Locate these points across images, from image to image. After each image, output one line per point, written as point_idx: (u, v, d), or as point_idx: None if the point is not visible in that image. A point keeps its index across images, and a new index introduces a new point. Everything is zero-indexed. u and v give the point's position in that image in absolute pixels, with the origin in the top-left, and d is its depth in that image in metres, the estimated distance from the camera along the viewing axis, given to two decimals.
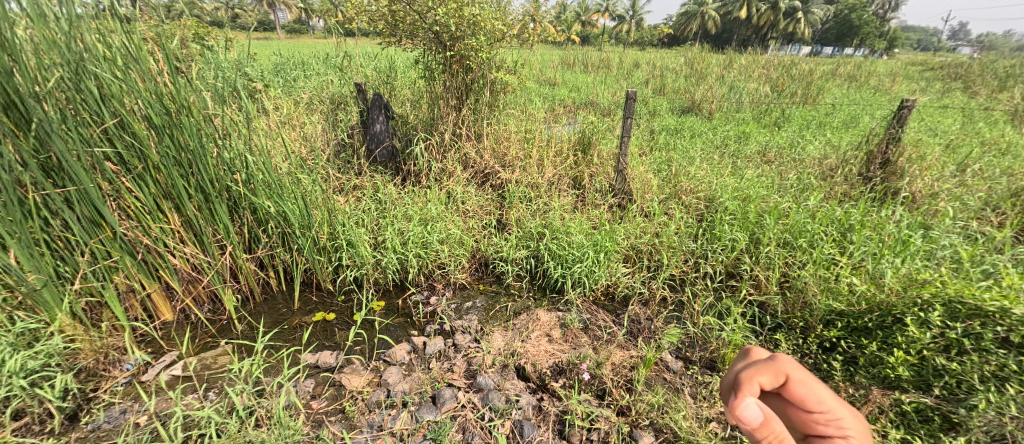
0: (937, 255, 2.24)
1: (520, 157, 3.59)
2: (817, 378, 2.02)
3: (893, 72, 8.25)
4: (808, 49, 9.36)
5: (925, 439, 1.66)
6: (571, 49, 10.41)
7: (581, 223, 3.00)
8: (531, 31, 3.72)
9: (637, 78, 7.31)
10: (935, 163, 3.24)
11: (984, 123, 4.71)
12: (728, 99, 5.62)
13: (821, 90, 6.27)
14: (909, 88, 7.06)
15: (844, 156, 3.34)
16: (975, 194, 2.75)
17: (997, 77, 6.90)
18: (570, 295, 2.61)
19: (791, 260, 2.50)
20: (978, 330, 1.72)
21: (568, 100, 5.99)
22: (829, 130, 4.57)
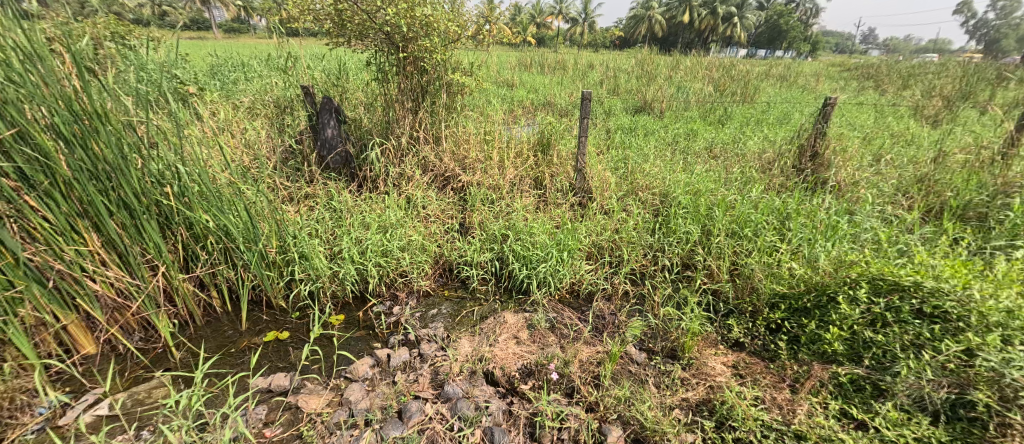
0: (862, 238, 2.48)
1: (481, 159, 3.58)
2: (765, 358, 2.17)
3: (817, 73, 9.08)
4: (744, 52, 10.10)
5: (859, 407, 1.82)
6: (529, 49, 10.56)
7: (544, 223, 3.03)
8: (486, 33, 3.73)
9: (591, 79, 7.55)
10: (856, 154, 3.60)
11: (892, 118, 5.29)
12: (677, 98, 5.94)
13: (757, 89, 6.79)
14: (831, 87, 7.82)
15: (780, 150, 3.62)
16: (889, 181, 3.09)
17: (901, 77, 7.78)
18: (536, 295, 2.64)
19: (739, 249, 2.68)
20: (898, 303, 1.92)
21: (526, 102, 6.09)
22: (765, 126, 4.95)
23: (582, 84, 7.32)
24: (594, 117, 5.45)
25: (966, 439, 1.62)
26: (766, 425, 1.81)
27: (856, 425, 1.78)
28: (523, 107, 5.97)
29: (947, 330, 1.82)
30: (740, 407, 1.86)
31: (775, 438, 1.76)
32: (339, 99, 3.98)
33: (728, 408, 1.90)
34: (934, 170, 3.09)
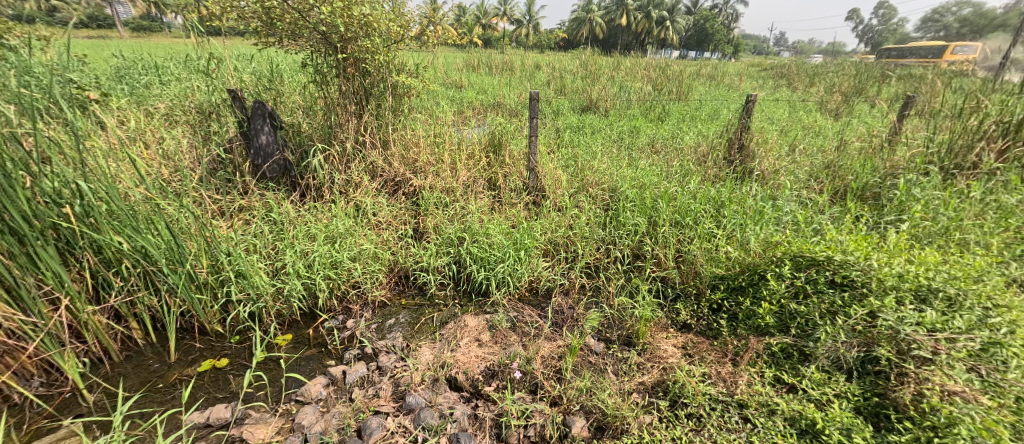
0: (785, 221, 2.77)
1: (432, 162, 3.51)
2: (709, 336, 2.35)
3: (741, 72, 9.92)
4: (677, 54, 10.81)
5: (789, 372, 2.03)
6: (476, 51, 10.56)
7: (500, 223, 3.05)
8: (430, 34, 3.67)
9: (538, 79, 7.70)
10: (776, 145, 4.00)
11: (802, 113, 5.94)
12: (619, 97, 6.23)
13: (691, 87, 7.30)
14: (752, 85, 8.61)
15: (712, 144, 3.93)
16: (803, 169, 3.47)
17: (808, 76, 8.74)
18: (496, 296, 2.65)
19: (682, 237, 2.87)
20: (815, 276, 2.17)
21: (476, 103, 6.07)
22: (699, 122, 5.35)
23: (529, 85, 7.45)
24: (542, 117, 5.56)
25: (874, 390, 1.87)
26: (714, 398, 1.97)
27: (788, 388, 1.98)
28: (472, 109, 5.95)
29: (854, 296, 2.07)
30: (690, 385, 2.00)
31: (721, 409, 1.92)
32: (273, 103, 3.71)
33: (680, 386, 2.04)
34: (839, 158, 3.51)
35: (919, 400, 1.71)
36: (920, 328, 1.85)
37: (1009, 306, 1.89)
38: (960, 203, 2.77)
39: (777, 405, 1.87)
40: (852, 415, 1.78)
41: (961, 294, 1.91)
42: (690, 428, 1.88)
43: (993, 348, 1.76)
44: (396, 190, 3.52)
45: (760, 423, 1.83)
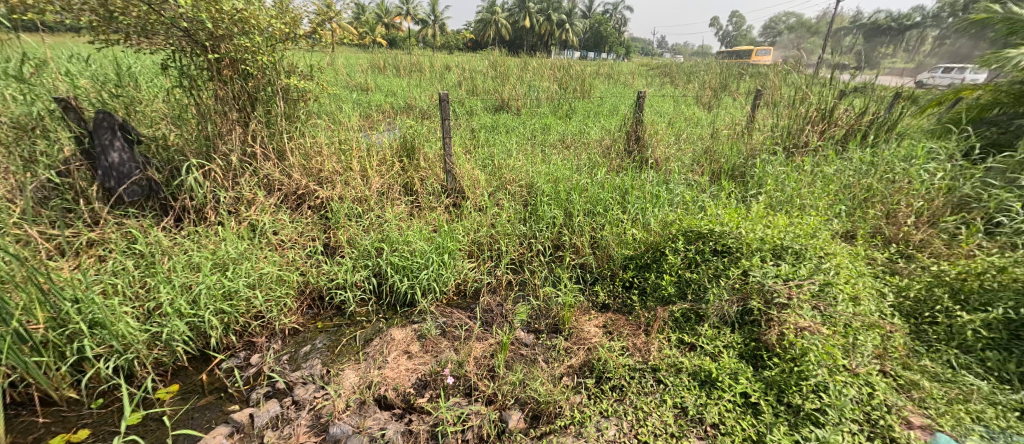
0: (678, 201, 3.16)
1: (339, 171, 3.27)
2: (625, 311, 2.58)
3: (634, 71, 10.88)
4: (580, 55, 11.46)
5: (689, 333, 2.32)
6: (380, 52, 10.05)
7: (420, 229, 2.97)
8: (323, 32, 3.38)
9: (447, 80, 7.61)
10: (664, 135, 4.53)
11: (682, 106, 6.76)
12: (529, 96, 6.43)
13: (592, 84, 7.83)
14: (642, 83, 9.52)
15: (614, 137, 4.29)
16: (687, 155, 4.00)
17: (686, 74, 9.94)
18: (422, 304, 2.58)
19: (595, 225, 3.08)
20: (702, 247, 2.53)
21: (385, 106, 5.79)
22: (600, 117, 5.80)
23: (437, 86, 7.30)
24: (456, 118, 5.50)
25: (751, 336, 2.22)
26: (633, 368, 2.18)
27: (689, 347, 2.27)
28: (381, 113, 5.65)
29: (732, 260, 2.45)
30: (611, 360, 2.18)
31: (639, 376, 2.13)
32: (125, 113, 3.10)
33: (603, 362, 2.21)
34: (713, 144, 4.11)
35: (782, 339, 2.09)
36: (777, 279, 2.26)
37: (834, 253, 2.41)
38: (799, 175, 3.44)
39: (682, 363, 2.14)
40: (737, 361, 2.11)
41: (803, 248, 2.38)
42: (614, 399, 2.06)
43: (826, 287, 2.22)
44: (299, 204, 3.20)
45: (671, 381, 2.08)
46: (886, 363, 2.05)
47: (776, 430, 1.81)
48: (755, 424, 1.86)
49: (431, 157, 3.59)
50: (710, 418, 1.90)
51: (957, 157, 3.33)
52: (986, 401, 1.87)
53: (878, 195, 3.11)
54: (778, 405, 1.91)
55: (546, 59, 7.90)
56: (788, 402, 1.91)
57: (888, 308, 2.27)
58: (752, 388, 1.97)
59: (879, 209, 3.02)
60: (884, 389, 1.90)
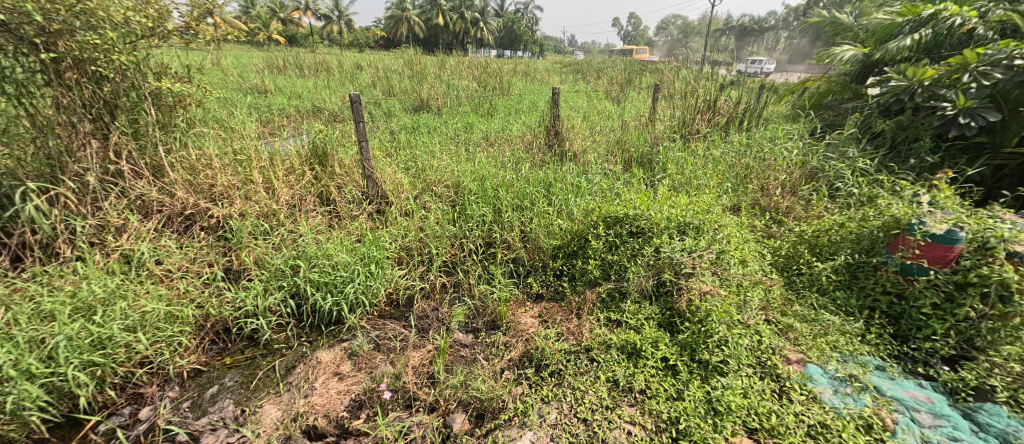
0: (597, 190, 3.36)
1: (236, 186, 2.94)
2: (557, 298, 2.70)
3: (549, 68, 11.17)
4: (496, 52, 11.46)
5: (615, 310, 2.50)
6: (279, 50, 9.10)
7: (341, 240, 2.79)
8: (204, 28, 2.96)
9: (359, 80, 7.13)
10: (580, 127, 4.80)
11: (595, 100, 7.15)
12: (449, 94, 6.26)
13: (511, 81, 7.90)
14: (558, 80, 9.85)
15: (535, 133, 4.42)
16: (602, 146, 4.28)
17: (597, 69, 10.47)
18: (351, 320, 2.48)
19: (524, 219, 3.12)
20: (619, 230, 2.75)
21: (288, 111, 5.25)
22: (520, 113, 5.91)
23: (348, 86, 6.79)
24: (374, 120, 5.16)
25: (666, 306, 2.47)
26: (568, 351, 2.30)
27: (616, 323, 2.45)
28: (286, 118, 5.09)
29: (644, 239, 2.70)
30: (548, 347, 2.27)
31: (574, 358, 2.26)
32: None
33: (541, 351, 2.29)
34: (623, 135, 4.44)
35: (690, 304, 2.36)
36: (683, 252, 2.54)
37: (726, 224, 2.78)
38: (694, 159, 3.87)
39: (611, 340, 2.30)
40: (656, 330, 2.33)
41: (701, 222, 2.71)
42: (554, 383, 2.15)
43: (722, 255, 2.55)
44: (188, 227, 2.82)
45: (602, 358, 2.23)
46: (770, 312, 2.43)
47: (692, 385, 2.04)
48: (676, 384, 2.08)
49: (347, 162, 3.35)
50: (638, 385, 2.08)
51: (805, 136, 4.05)
52: (839, 332, 2.32)
53: (754, 172, 3.65)
54: (692, 363, 2.17)
55: (462, 57, 7.79)
56: (700, 359, 2.17)
57: (768, 267, 2.70)
58: (670, 352, 2.21)
59: (755, 184, 3.56)
60: (768, 334, 2.25)
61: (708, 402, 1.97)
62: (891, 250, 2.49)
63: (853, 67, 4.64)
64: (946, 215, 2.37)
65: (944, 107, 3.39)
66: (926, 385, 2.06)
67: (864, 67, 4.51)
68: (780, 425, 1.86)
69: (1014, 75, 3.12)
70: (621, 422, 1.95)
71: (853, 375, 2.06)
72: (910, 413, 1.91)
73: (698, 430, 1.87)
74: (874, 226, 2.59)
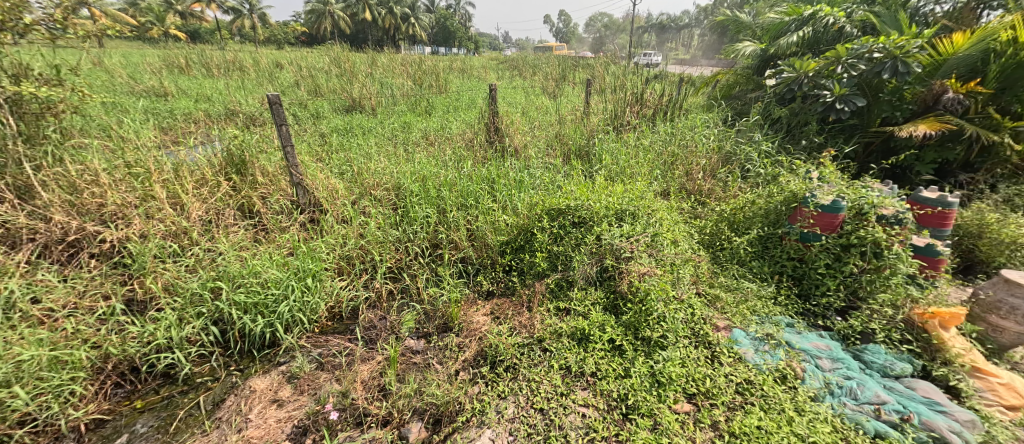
0: (541, 185, 3.40)
1: (132, 203, 2.57)
2: (508, 294, 2.72)
3: (485, 64, 11.04)
4: (430, 49, 11.08)
5: (564, 299, 2.58)
6: (181, 47, 8.06)
7: (271, 255, 2.57)
8: (74, 22, 2.56)
9: (279, 80, 6.51)
10: (520, 122, 4.82)
11: (531, 96, 7.21)
12: (382, 93, 5.94)
13: (447, 77, 7.69)
14: (494, 76, 9.77)
15: (475, 130, 4.35)
16: (542, 140, 4.35)
17: (533, 65, 10.55)
18: (288, 341, 2.30)
19: (471, 218, 3.07)
20: (563, 221, 2.82)
21: (194, 115, 4.67)
22: (459, 111, 5.79)
23: (266, 86, 6.17)
24: (300, 123, 4.73)
25: (611, 290, 2.60)
26: (521, 344, 2.33)
27: (565, 311, 2.53)
28: (194, 124, 4.50)
29: (587, 228, 2.80)
30: (501, 343, 2.28)
31: (527, 350, 2.29)
32: None
33: (495, 348, 2.30)
34: (561, 129, 4.54)
35: (631, 286, 2.50)
36: (623, 237, 2.68)
37: (658, 209, 2.98)
38: (626, 150, 4.08)
39: (561, 328, 2.37)
40: (602, 314, 2.44)
41: (637, 209, 2.87)
42: (509, 378, 2.17)
43: (656, 237, 2.73)
44: (72, 255, 2.42)
45: (554, 347, 2.30)
46: (700, 286, 2.67)
47: (637, 362, 2.18)
48: (623, 362, 2.19)
49: (270, 169, 3.06)
50: (589, 368, 2.17)
51: (716, 123, 4.47)
52: (757, 297, 2.60)
53: (679, 159, 3.95)
54: (636, 341, 2.30)
55: (393, 54, 7.41)
56: (643, 336, 2.31)
57: (697, 245, 2.95)
58: (616, 333, 2.33)
59: (681, 169, 3.85)
60: (700, 306, 2.45)
61: (652, 375, 2.12)
62: (792, 222, 2.84)
63: (753, 61, 5.18)
64: (830, 188, 2.74)
65: (824, 95, 3.94)
66: (825, 335, 2.39)
67: (762, 61, 5.09)
68: (714, 387, 2.05)
69: (874, 66, 3.70)
70: (575, 406, 2.02)
71: (769, 334, 2.33)
72: (814, 361, 2.20)
73: (645, 402, 2.00)
74: (778, 202, 2.93)
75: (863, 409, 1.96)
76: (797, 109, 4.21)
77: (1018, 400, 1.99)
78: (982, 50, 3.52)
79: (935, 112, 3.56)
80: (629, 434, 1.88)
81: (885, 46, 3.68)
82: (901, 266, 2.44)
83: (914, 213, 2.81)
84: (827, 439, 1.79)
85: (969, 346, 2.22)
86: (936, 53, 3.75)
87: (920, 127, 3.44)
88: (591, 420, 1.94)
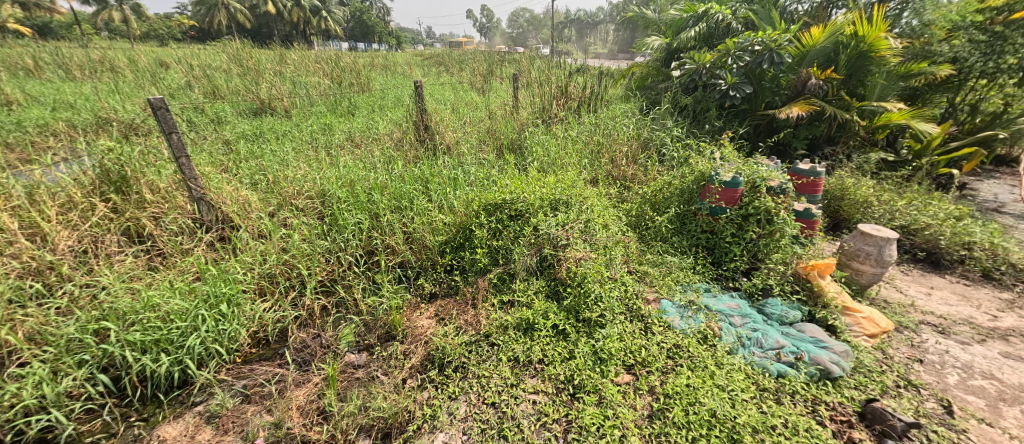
0: (476, 181, 3.35)
1: None
2: (450, 293, 2.68)
3: (409, 60, 10.54)
4: (348, 46, 10.31)
5: (506, 292, 2.60)
6: (31, 44, 6.62)
7: (172, 283, 2.24)
8: None
9: (164, 79, 5.50)
10: (451, 118, 4.69)
11: (460, 92, 7.05)
12: (296, 93, 5.39)
13: (369, 72, 7.20)
14: (420, 72, 9.37)
15: (403, 130, 4.15)
16: (474, 135, 4.27)
17: (460, 60, 10.30)
18: (203, 377, 2.03)
19: (406, 220, 2.91)
20: (500, 215, 2.83)
21: (53, 126, 3.85)
22: (385, 109, 5.46)
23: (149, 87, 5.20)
24: (198, 130, 4.09)
25: (551, 277, 2.67)
26: (469, 342, 2.32)
27: (509, 304, 2.56)
28: (53, 137, 3.73)
29: (523, 220, 2.83)
30: (448, 344, 2.24)
31: (475, 347, 2.28)
32: None
33: (441, 350, 2.25)
34: (492, 124, 4.49)
35: (569, 271, 2.60)
36: (558, 226, 2.75)
37: (589, 197, 3.11)
38: (556, 141, 4.17)
39: (506, 321, 2.39)
40: (545, 301, 2.50)
41: (570, 197, 2.96)
42: (459, 378, 2.14)
43: (590, 223, 2.86)
44: None
45: (501, 340, 2.31)
46: (631, 265, 2.87)
47: (580, 343, 2.27)
48: (567, 345, 2.28)
49: (160, 184, 2.63)
50: (536, 356, 2.22)
51: (631, 111, 4.78)
52: (680, 268, 2.86)
53: (604, 147, 4.14)
54: (578, 323, 2.40)
55: (304, 50, 6.75)
56: (583, 318, 2.41)
57: (626, 228, 3.16)
58: (559, 317, 2.41)
59: (607, 157, 4.05)
60: (631, 283, 2.63)
61: (594, 353, 2.23)
62: (702, 198, 3.14)
63: (660, 54, 5.62)
64: (731, 166, 3.07)
65: (719, 84, 4.41)
66: (735, 296, 2.70)
67: (668, 54, 5.50)
68: (649, 355, 2.22)
69: (756, 58, 4.26)
70: (525, 395, 2.06)
71: (691, 300, 2.58)
72: (728, 319, 2.48)
73: (590, 380, 2.10)
74: (690, 181, 3.24)
75: (768, 355, 2.25)
76: (698, 97, 4.66)
77: (877, 328, 2.44)
78: (834, 42, 4.17)
79: (805, 96, 4.18)
80: (578, 413, 1.96)
81: (762, 39, 4.27)
82: (788, 228, 2.79)
83: (795, 183, 3.25)
84: (743, 386, 2.04)
85: (840, 289, 2.65)
86: (801, 45, 4.33)
87: (794, 109, 4.02)
88: (542, 406, 2.00)
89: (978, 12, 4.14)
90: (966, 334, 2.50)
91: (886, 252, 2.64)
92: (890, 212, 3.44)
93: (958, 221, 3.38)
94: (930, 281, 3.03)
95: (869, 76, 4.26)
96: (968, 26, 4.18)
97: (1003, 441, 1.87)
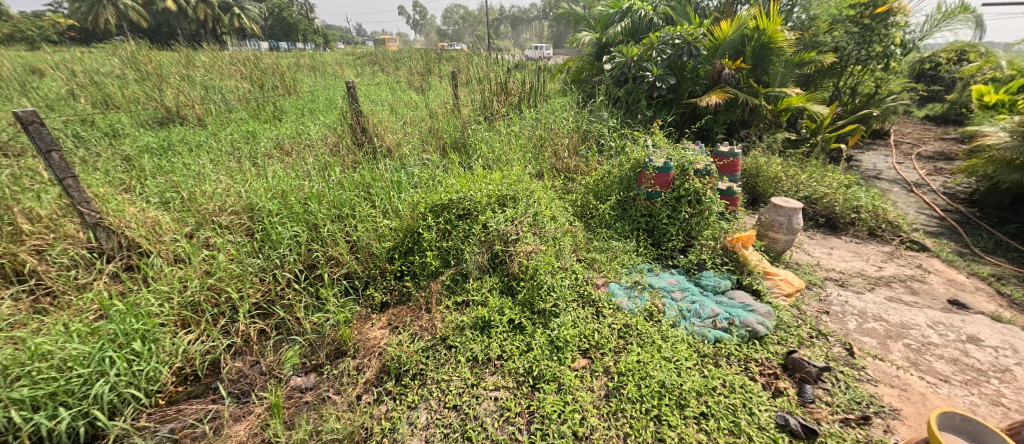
0: (422, 182, 3.23)
1: None
2: (402, 301, 2.59)
3: (339, 60, 9.91)
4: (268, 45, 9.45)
5: (459, 293, 2.56)
6: None
7: (67, 326, 1.93)
8: None
9: (37, 88, 4.68)
10: (390, 119, 4.48)
11: (396, 91, 6.75)
12: (209, 100, 4.83)
13: (294, 73, 6.66)
14: (351, 71, 8.84)
15: (339, 134, 3.89)
16: (415, 136, 4.12)
17: (394, 58, 9.88)
18: (118, 427, 1.77)
19: (348, 229, 2.74)
20: (447, 215, 2.76)
21: None
22: (316, 113, 5.08)
23: (18, 97, 4.40)
24: (89, 145, 3.53)
25: (504, 273, 2.67)
26: (424, 348, 2.25)
27: (464, 304, 2.52)
28: None
29: (471, 218, 2.79)
30: (403, 353, 2.17)
31: (431, 352, 2.22)
32: None
33: (396, 360, 2.17)
34: (433, 123, 4.36)
35: (521, 265, 2.61)
36: (507, 222, 2.75)
37: (536, 191, 3.14)
38: (500, 137, 4.16)
39: (462, 322, 2.36)
40: (499, 298, 2.50)
41: (517, 192, 2.97)
42: (417, 385, 2.08)
43: (538, 216, 2.88)
44: None
45: (458, 341, 2.27)
46: (581, 254, 2.95)
47: (537, 334, 2.30)
48: (524, 338, 2.29)
49: (40, 211, 2.27)
50: (494, 353, 2.21)
51: (567, 103, 4.90)
52: (624, 252, 3.00)
53: (546, 140, 4.20)
54: (533, 315, 2.42)
55: (215, 50, 6.07)
56: (538, 310, 2.43)
57: (573, 219, 3.24)
58: (515, 312, 2.42)
59: (549, 150, 4.11)
60: (582, 270, 2.71)
61: (551, 342, 2.27)
62: (639, 184, 3.30)
63: (592, 48, 5.81)
64: (663, 152, 3.25)
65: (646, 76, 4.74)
66: (674, 273, 2.89)
67: (599, 48, 5.69)
68: (602, 338, 2.31)
69: (677, 50, 4.59)
70: (487, 393, 2.05)
71: (636, 280, 2.72)
72: (670, 295, 2.65)
73: (549, 369, 2.13)
74: (628, 169, 3.39)
75: (706, 323, 2.43)
76: (629, 88, 4.88)
77: (792, 288, 2.74)
78: (739, 36, 4.58)
79: (720, 84, 4.55)
80: (539, 403, 1.99)
81: (681, 33, 4.62)
82: (715, 206, 3.01)
83: (717, 164, 3.52)
84: (686, 355, 2.19)
85: (761, 257, 2.94)
86: (714, 38, 4.68)
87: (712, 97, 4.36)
88: (504, 401, 2.00)
89: (850, 6, 4.75)
90: (860, 285, 2.90)
91: (795, 220, 2.97)
92: (795, 185, 3.87)
93: (847, 188, 3.89)
94: (831, 242, 3.47)
95: (770, 65, 4.73)
96: (844, 19, 4.79)
97: (893, 371, 2.20)
